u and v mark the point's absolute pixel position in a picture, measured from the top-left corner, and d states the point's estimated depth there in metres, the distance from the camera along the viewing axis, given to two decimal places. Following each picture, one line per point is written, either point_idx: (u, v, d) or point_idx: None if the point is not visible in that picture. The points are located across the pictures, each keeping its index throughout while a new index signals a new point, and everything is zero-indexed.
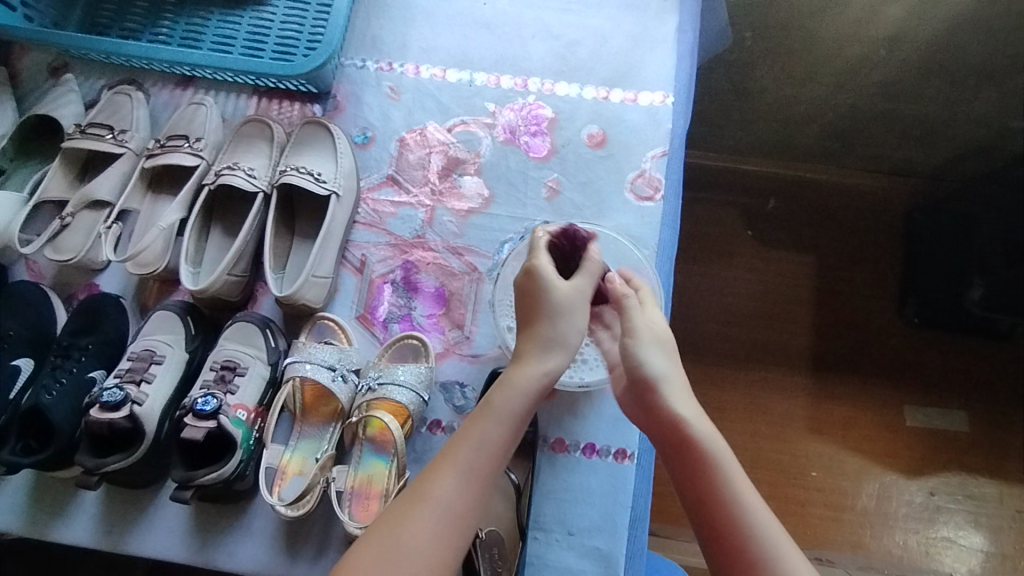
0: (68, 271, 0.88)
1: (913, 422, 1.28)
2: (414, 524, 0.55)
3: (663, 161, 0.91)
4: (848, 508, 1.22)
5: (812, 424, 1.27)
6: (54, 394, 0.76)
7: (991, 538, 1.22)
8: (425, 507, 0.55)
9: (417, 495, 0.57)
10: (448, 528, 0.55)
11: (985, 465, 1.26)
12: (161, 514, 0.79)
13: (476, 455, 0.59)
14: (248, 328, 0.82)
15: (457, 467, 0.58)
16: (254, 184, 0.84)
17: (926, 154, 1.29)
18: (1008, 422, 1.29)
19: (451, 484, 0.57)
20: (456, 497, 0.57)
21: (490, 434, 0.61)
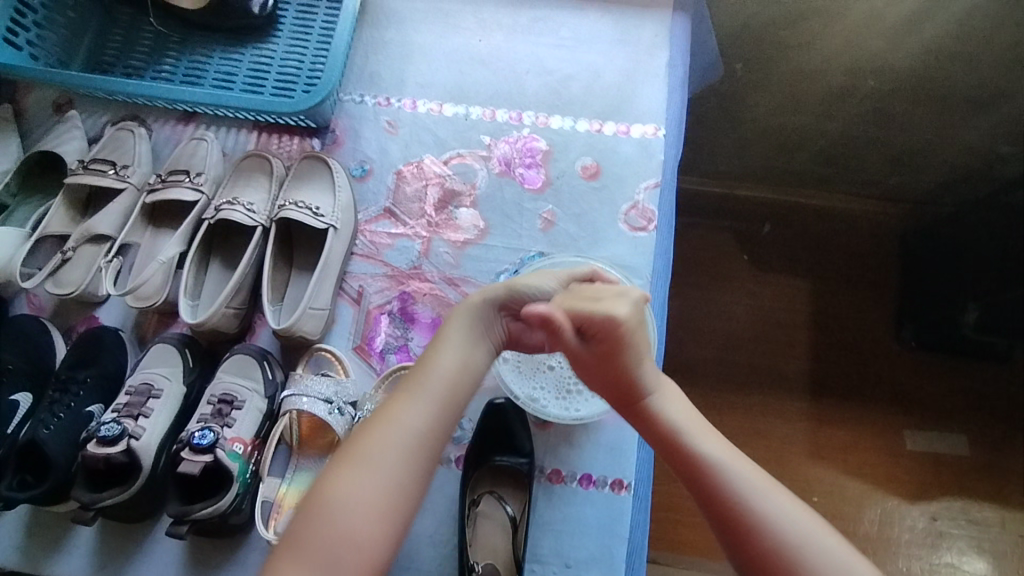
0: (69, 304, 0.89)
1: (912, 446, 1.28)
2: (381, 443, 0.57)
3: (655, 192, 0.93)
4: (850, 534, 1.21)
5: (812, 448, 1.26)
6: (51, 428, 0.76)
7: (995, 564, 1.21)
8: (388, 429, 0.58)
9: (383, 419, 0.59)
10: (412, 447, 0.58)
11: (987, 490, 1.26)
12: (157, 549, 0.79)
13: (440, 376, 0.61)
14: (246, 360, 0.82)
15: (418, 392, 0.60)
16: (253, 218, 0.85)
17: (917, 180, 1.31)
18: (1006, 445, 1.29)
19: (418, 407, 0.59)
20: (419, 422, 0.59)
21: (450, 359, 0.62)
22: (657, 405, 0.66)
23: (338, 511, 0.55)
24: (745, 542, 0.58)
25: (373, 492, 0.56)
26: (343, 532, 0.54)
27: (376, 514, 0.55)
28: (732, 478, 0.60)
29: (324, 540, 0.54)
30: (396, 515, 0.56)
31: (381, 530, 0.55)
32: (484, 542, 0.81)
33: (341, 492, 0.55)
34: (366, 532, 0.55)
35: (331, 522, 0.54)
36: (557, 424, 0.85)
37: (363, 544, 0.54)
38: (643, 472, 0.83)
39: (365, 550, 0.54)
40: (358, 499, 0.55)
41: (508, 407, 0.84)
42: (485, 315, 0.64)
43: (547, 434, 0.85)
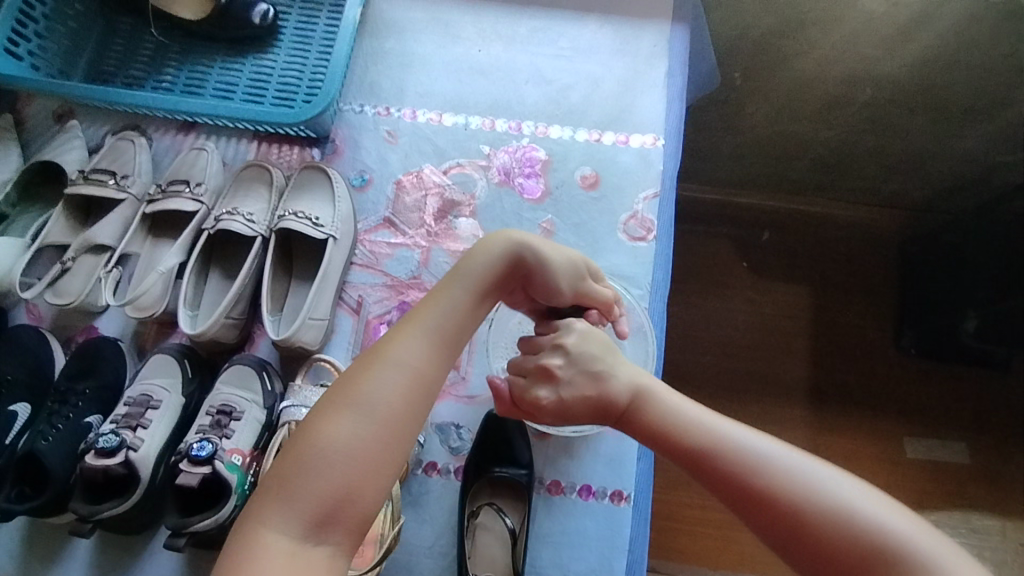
0: (68, 314, 0.89)
1: (913, 454, 1.27)
2: (376, 376, 0.55)
3: (655, 202, 0.93)
4: None
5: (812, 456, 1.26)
6: (50, 439, 0.76)
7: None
8: (384, 364, 0.55)
9: (379, 353, 0.56)
10: (408, 381, 0.55)
11: (987, 498, 1.25)
12: (156, 561, 0.79)
13: (440, 318, 0.59)
14: (245, 371, 0.82)
15: (419, 328, 0.58)
16: (253, 228, 0.85)
17: (916, 188, 1.31)
18: (1007, 453, 1.29)
19: (415, 344, 0.57)
20: (417, 358, 0.56)
21: (456, 298, 0.60)
22: (646, 403, 0.63)
23: (326, 445, 0.52)
24: (775, 523, 0.54)
25: (368, 427, 0.53)
26: (334, 466, 0.51)
27: (369, 450, 0.53)
28: (744, 456, 0.57)
29: (312, 479, 0.51)
30: (390, 451, 0.54)
31: (374, 465, 0.53)
32: (482, 553, 0.81)
33: (332, 429, 0.52)
34: (355, 467, 0.52)
35: (320, 457, 0.52)
36: (557, 435, 0.85)
37: (356, 478, 0.52)
38: (643, 483, 0.83)
39: (359, 485, 0.52)
40: (352, 431, 0.53)
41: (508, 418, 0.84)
42: (500, 259, 0.63)
43: (546, 445, 0.85)
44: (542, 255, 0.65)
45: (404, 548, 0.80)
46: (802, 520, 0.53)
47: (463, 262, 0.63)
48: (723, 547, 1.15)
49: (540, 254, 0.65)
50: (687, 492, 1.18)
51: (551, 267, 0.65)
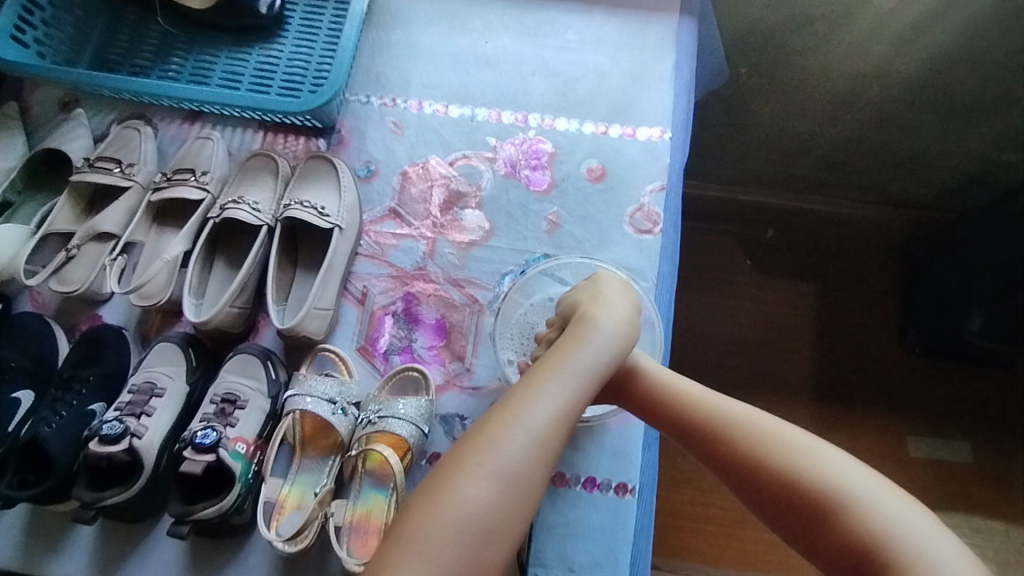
0: (72, 303, 0.88)
1: (917, 454, 1.27)
2: (506, 442, 0.55)
3: (661, 195, 0.93)
4: None
5: None
6: (53, 426, 0.76)
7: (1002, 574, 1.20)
8: (516, 428, 0.56)
9: (506, 417, 0.56)
10: (538, 448, 0.55)
11: (992, 499, 1.25)
12: (158, 549, 0.79)
13: (565, 386, 0.59)
14: (249, 360, 0.82)
15: (544, 393, 0.58)
16: (258, 218, 0.85)
17: (922, 187, 1.31)
18: (1011, 454, 1.29)
19: (542, 409, 0.57)
20: (544, 426, 0.56)
21: (579, 365, 0.61)
22: (642, 377, 0.69)
23: (458, 508, 0.52)
24: (740, 476, 0.61)
25: (499, 491, 0.53)
26: (464, 530, 0.51)
27: (500, 517, 0.53)
28: (720, 421, 0.63)
29: (444, 543, 0.51)
30: (516, 519, 0.54)
31: (503, 533, 0.53)
32: None
33: (462, 490, 0.53)
34: (484, 532, 0.52)
35: (452, 520, 0.51)
36: None
37: (486, 546, 0.52)
38: (649, 476, 0.82)
39: (489, 550, 0.52)
40: (485, 495, 0.53)
41: None
42: (623, 334, 0.66)
43: None
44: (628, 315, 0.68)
45: None
46: (761, 474, 0.59)
47: (584, 330, 0.65)
48: (727, 545, 1.15)
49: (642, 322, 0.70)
50: (690, 490, 1.18)
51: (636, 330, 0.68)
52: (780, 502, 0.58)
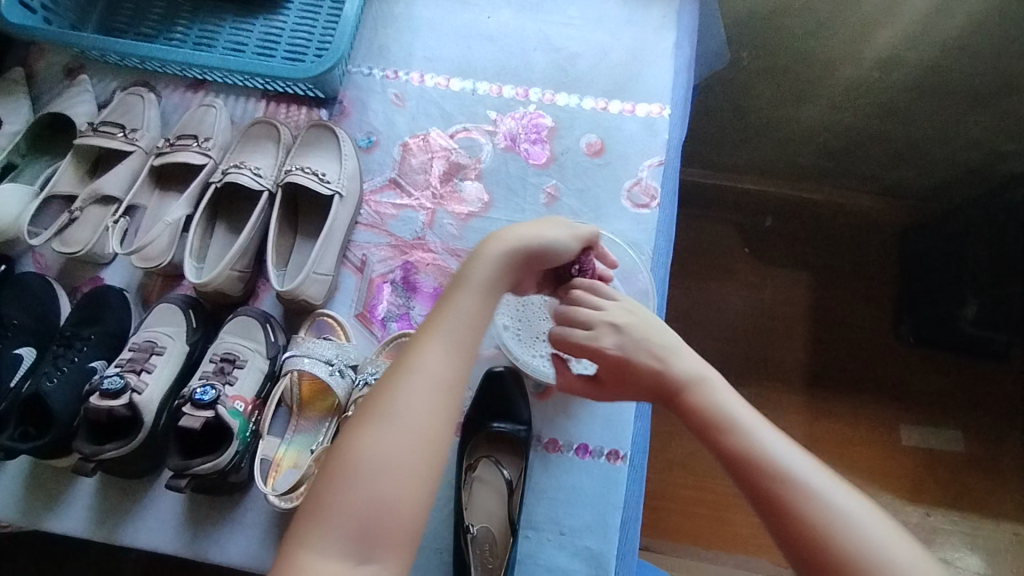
0: (75, 265, 0.90)
1: (909, 441, 1.29)
2: (402, 393, 0.59)
3: (659, 170, 0.94)
4: None
5: (810, 442, 1.28)
6: (54, 381, 0.77)
7: (989, 561, 1.22)
8: (410, 377, 0.59)
9: (403, 369, 0.60)
10: (435, 390, 0.60)
11: (982, 487, 1.26)
12: (156, 505, 0.80)
13: (457, 326, 0.63)
14: (249, 321, 0.83)
15: (435, 339, 0.62)
16: (260, 183, 0.86)
17: (920, 177, 1.32)
18: (1003, 444, 1.30)
19: (434, 352, 0.61)
20: (439, 368, 0.61)
21: (466, 303, 0.64)
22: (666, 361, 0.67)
23: (367, 467, 0.56)
24: (742, 477, 0.59)
25: (400, 438, 0.57)
26: (369, 478, 0.56)
27: (406, 463, 0.57)
28: (737, 424, 0.62)
29: (355, 497, 0.55)
30: (428, 461, 0.57)
31: (414, 476, 0.57)
32: (478, 504, 0.82)
33: (365, 446, 0.57)
34: (392, 479, 0.56)
35: (358, 474, 0.56)
36: (556, 395, 0.86)
37: (401, 490, 0.56)
38: (640, 443, 0.84)
39: (401, 496, 0.56)
40: (389, 446, 0.57)
41: (508, 373, 0.85)
42: (509, 264, 0.67)
43: (544, 405, 0.85)
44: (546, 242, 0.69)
45: None
46: (764, 484, 0.58)
47: (465, 268, 0.67)
48: (717, 527, 1.16)
49: (549, 249, 0.70)
50: (682, 473, 1.19)
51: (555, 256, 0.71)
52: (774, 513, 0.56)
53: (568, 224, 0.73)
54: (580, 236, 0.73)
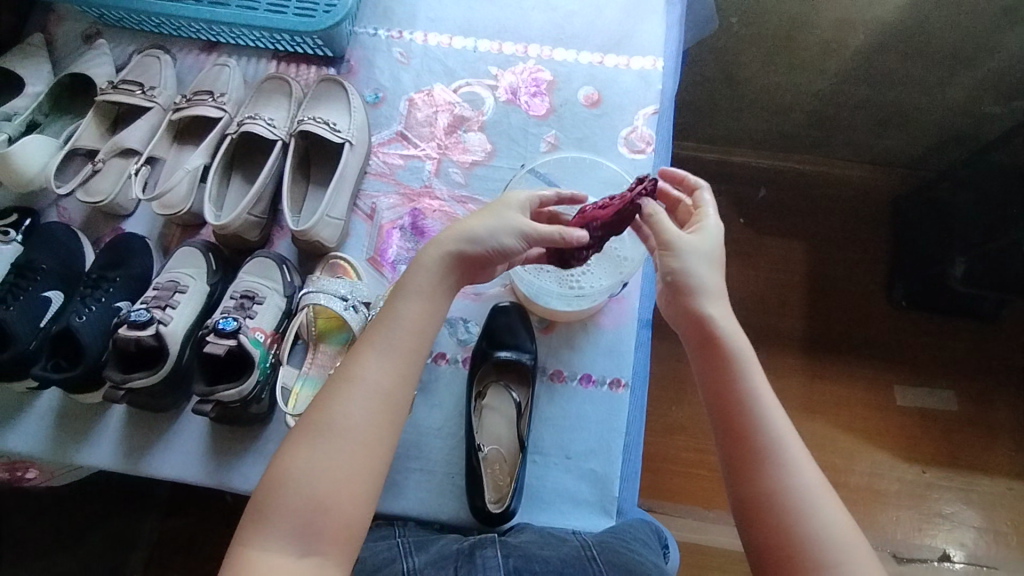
0: (98, 218, 0.94)
1: (903, 401, 1.33)
2: (341, 405, 0.61)
3: (654, 119, 0.98)
4: (842, 485, 1.26)
5: (806, 402, 1.32)
6: (84, 317, 0.81)
7: (983, 513, 1.26)
8: (348, 384, 0.62)
9: (343, 376, 0.62)
10: (373, 398, 0.61)
11: (974, 443, 1.30)
12: (180, 438, 0.84)
13: (396, 332, 0.65)
14: (266, 263, 0.88)
15: (374, 347, 0.64)
16: (274, 132, 0.90)
17: (907, 142, 1.37)
18: (995, 401, 1.34)
19: (373, 360, 0.63)
20: (377, 376, 0.62)
21: (405, 313, 0.66)
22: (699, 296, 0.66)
23: (303, 471, 0.58)
24: (722, 420, 0.63)
25: (338, 445, 0.59)
26: (309, 478, 0.58)
27: (345, 465, 0.59)
28: (741, 373, 0.64)
29: (295, 500, 0.57)
30: (367, 464, 0.59)
31: (352, 478, 0.59)
32: (486, 428, 0.86)
33: (303, 453, 0.59)
34: (330, 482, 0.58)
35: (295, 480, 0.58)
36: (559, 328, 0.90)
37: (339, 493, 0.58)
38: (640, 372, 0.88)
39: (338, 500, 0.58)
40: (326, 453, 0.59)
41: (513, 308, 0.89)
42: (446, 271, 0.68)
43: (549, 337, 0.90)
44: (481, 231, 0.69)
45: (417, 431, 0.85)
46: (738, 436, 0.61)
47: (405, 275, 0.68)
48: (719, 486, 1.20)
49: (487, 245, 0.69)
50: (684, 436, 1.23)
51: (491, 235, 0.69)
52: (735, 465, 0.61)
53: (513, 217, 0.70)
54: (520, 233, 0.70)
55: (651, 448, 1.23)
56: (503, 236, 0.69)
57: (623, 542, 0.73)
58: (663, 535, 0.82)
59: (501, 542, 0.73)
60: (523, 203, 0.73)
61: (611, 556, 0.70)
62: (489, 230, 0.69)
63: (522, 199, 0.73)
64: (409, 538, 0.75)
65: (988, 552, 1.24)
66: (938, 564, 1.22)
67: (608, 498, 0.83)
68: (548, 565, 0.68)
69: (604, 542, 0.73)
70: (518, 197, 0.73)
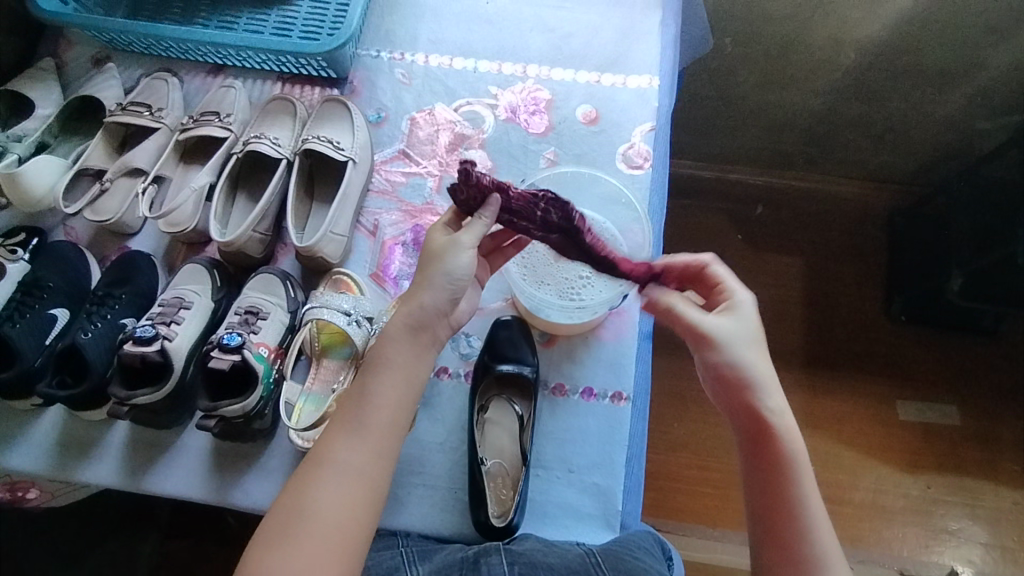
0: (104, 236, 0.95)
1: (906, 416, 1.33)
2: (316, 489, 0.61)
3: (650, 135, 1.00)
4: (847, 502, 1.26)
5: (808, 418, 1.32)
6: (90, 334, 0.82)
7: (989, 529, 1.25)
8: (326, 469, 0.62)
9: (319, 461, 0.63)
10: (349, 481, 0.62)
11: (978, 458, 1.30)
12: (183, 454, 0.84)
13: (370, 412, 0.65)
14: (270, 278, 0.89)
15: (349, 431, 0.64)
16: (279, 151, 0.92)
17: (900, 158, 1.39)
18: (998, 414, 1.33)
19: (349, 441, 0.64)
20: (354, 459, 0.63)
21: (377, 384, 0.66)
22: (756, 390, 0.69)
23: (279, 558, 0.59)
24: (766, 505, 0.66)
25: (315, 532, 0.60)
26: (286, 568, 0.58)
27: (321, 553, 0.59)
28: (791, 465, 0.67)
29: None
30: (344, 549, 0.60)
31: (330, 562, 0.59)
32: (488, 441, 0.86)
33: (280, 541, 0.59)
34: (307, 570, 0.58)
35: (271, 564, 0.58)
36: (560, 342, 0.91)
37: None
38: (641, 384, 0.89)
39: None
40: (304, 541, 0.59)
41: (515, 322, 0.89)
42: (416, 334, 0.67)
43: (550, 351, 0.90)
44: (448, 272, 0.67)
45: (420, 446, 0.85)
46: (778, 530, 0.65)
47: (375, 349, 0.68)
48: (724, 505, 1.19)
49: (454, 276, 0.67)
50: (686, 453, 1.22)
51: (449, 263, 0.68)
52: (772, 551, 0.65)
53: (454, 240, 0.68)
54: (469, 248, 0.68)
55: (654, 466, 1.22)
56: (462, 264, 0.68)
57: (625, 552, 0.73)
58: (666, 549, 0.81)
59: (505, 549, 0.73)
60: (447, 227, 0.72)
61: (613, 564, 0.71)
62: (457, 265, 0.67)
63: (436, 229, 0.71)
64: (413, 547, 0.76)
65: (996, 569, 1.22)
66: None
67: (612, 511, 0.82)
68: None
69: (607, 551, 0.73)
70: (437, 228, 0.72)
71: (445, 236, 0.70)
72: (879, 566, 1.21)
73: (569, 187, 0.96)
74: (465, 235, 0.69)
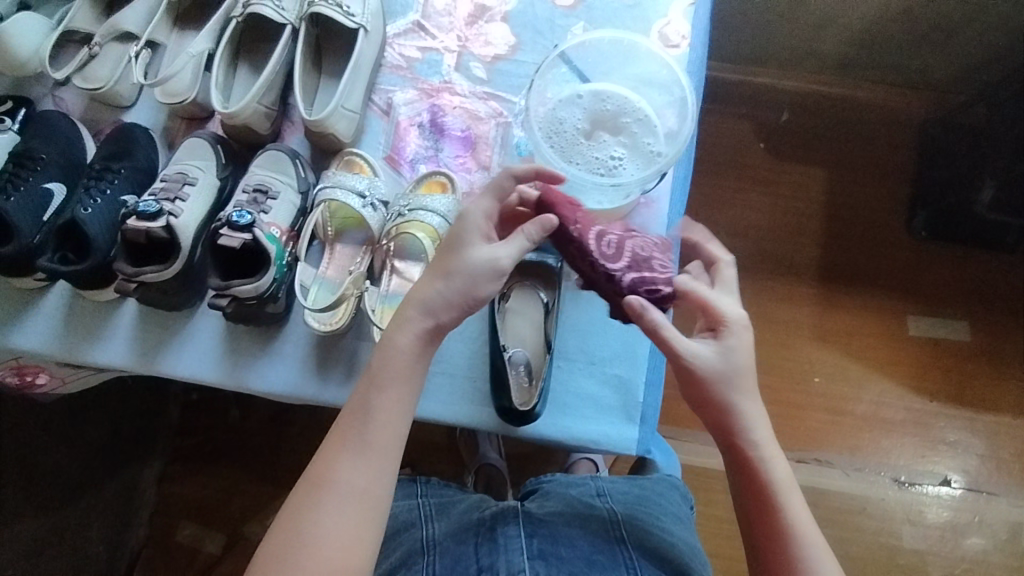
0: (97, 109, 0.89)
1: (916, 331, 1.31)
2: (319, 514, 0.57)
3: (689, 11, 0.91)
4: (848, 413, 1.26)
5: (818, 331, 1.30)
6: (90, 208, 0.77)
7: (987, 443, 1.26)
8: (330, 493, 0.58)
9: (319, 487, 0.59)
10: (357, 508, 0.58)
11: (984, 374, 1.29)
12: (193, 335, 0.82)
13: (369, 430, 0.61)
14: (278, 157, 0.83)
15: (349, 453, 0.60)
16: (282, 16, 0.83)
17: (945, 61, 1.28)
18: (1009, 333, 1.31)
19: (354, 463, 0.60)
20: (360, 483, 0.59)
21: (387, 383, 0.63)
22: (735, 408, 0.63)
23: None
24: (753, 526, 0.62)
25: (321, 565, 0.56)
26: None
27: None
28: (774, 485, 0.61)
29: None
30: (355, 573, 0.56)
31: None
32: (512, 330, 0.83)
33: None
34: None
35: None
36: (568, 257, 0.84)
37: None
38: None
39: None
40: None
41: None
42: (425, 340, 0.64)
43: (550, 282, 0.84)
44: (467, 286, 0.64)
45: None
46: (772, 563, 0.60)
47: (376, 358, 0.64)
48: None
49: (471, 294, 0.64)
50: None
51: (472, 280, 0.64)
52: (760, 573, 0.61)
53: (489, 254, 0.65)
54: (494, 270, 0.65)
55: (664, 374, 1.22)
56: (479, 284, 0.64)
57: (648, 522, 0.72)
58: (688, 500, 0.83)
59: (525, 513, 0.72)
60: (484, 228, 0.67)
61: (641, 542, 0.70)
62: (479, 283, 0.64)
63: (475, 224, 0.66)
64: (432, 497, 0.76)
65: (989, 479, 1.25)
66: (937, 489, 1.24)
67: (632, 403, 0.81)
68: (574, 560, 0.68)
69: (632, 522, 0.72)
70: (474, 216, 0.67)
71: (480, 240, 0.66)
72: (874, 473, 1.24)
73: (599, 64, 0.89)
74: (499, 250, 0.65)
